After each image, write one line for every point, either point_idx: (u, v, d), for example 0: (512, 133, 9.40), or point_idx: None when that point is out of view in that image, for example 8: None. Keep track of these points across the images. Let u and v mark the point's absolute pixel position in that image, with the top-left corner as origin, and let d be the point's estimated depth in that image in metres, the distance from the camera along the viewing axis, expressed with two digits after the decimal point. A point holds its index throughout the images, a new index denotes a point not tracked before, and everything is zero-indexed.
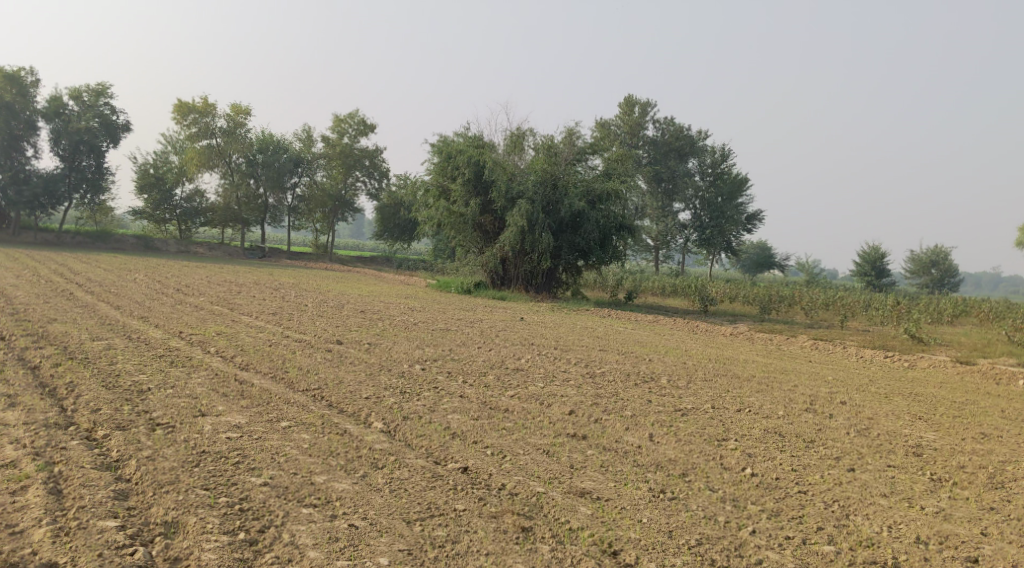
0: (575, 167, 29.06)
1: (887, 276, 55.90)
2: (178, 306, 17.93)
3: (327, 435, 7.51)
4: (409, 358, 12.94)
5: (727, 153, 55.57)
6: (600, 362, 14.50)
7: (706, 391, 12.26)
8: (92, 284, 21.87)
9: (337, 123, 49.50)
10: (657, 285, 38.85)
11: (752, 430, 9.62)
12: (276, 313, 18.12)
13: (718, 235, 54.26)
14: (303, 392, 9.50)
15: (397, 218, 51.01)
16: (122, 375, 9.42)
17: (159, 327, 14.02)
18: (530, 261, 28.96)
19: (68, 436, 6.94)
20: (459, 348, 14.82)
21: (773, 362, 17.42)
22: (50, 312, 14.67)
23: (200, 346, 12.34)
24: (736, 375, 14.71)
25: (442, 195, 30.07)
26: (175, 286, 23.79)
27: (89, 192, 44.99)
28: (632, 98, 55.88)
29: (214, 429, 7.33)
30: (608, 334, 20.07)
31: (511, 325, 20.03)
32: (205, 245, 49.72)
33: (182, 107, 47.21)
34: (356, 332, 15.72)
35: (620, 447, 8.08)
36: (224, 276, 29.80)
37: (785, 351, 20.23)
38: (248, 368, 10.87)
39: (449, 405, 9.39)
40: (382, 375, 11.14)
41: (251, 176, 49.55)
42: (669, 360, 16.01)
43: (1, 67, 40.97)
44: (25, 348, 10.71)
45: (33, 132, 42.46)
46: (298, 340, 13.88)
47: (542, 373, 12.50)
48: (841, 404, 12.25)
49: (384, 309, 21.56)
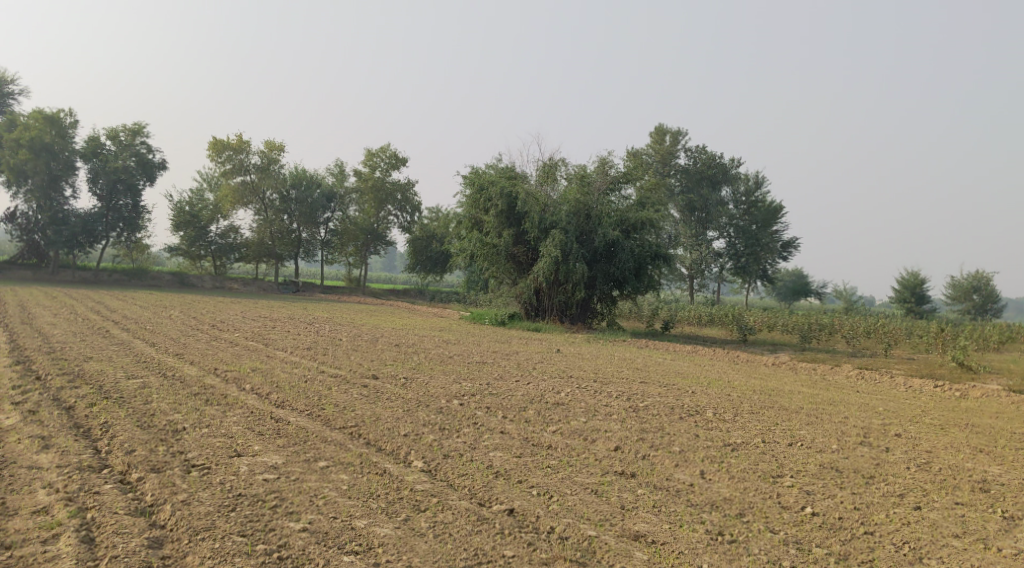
0: (609, 197, 28.81)
1: (927, 302, 54.56)
2: (212, 343, 17.90)
3: (367, 475, 7.25)
4: (447, 393, 12.66)
5: (761, 180, 55.01)
6: (642, 395, 14.07)
7: (755, 425, 11.77)
8: (129, 321, 22.01)
9: (369, 157, 49.94)
10: (693, 314, 38.28)
11: (808, 465, 9.16)
12: (311, 348, 17.99)
13: (753, 263, 53.70)
14: (340, 429, 9.26)
15: (429, 251, 51.07)
16: (157, 414, 9.27)
17: (194, 364, 13.93)
18: (565, 291, 28.67)
19: (102, 480, 6.76)
20: (497, 382, 14.51)
21: (820, 393, 16.82)
22: (87, 350, 14.67)
23: (235, 383, 12.19)
24: (784, 407, 14.17)
25: (474, 227, 29.98)
26: (210, 322, 23.87)
27: (126, 231, 45.74)
28: (663, 126, 55.67)
29: (250, 471, 7.10)
30: (647, 365, 19.61)
31: (547, 357, 19.66)
32: (239, 280, 50.21)
33: (217, 144, 48.00)
34: (392, 367, 15.49)
35: (672, 485, 7.68)
36: (258, 311, 29.91)
37: (830, 380, 19.58)
38: (284, 405, 10.68)
39: (490, 442, 9.07)
40: (420, 411, 10.88)
41: (285, 212, 50.17)
42: (713, 391, 15.52)
43: (41, 110, 42.06)
44: (60, 388, 10.63)
45: (72, 172, 43.41)
46: (333, 376, 13.70)
47: (584, 407, 12.13)
48: (897, 436, 11.69)
49: (419, 342, 21.37)
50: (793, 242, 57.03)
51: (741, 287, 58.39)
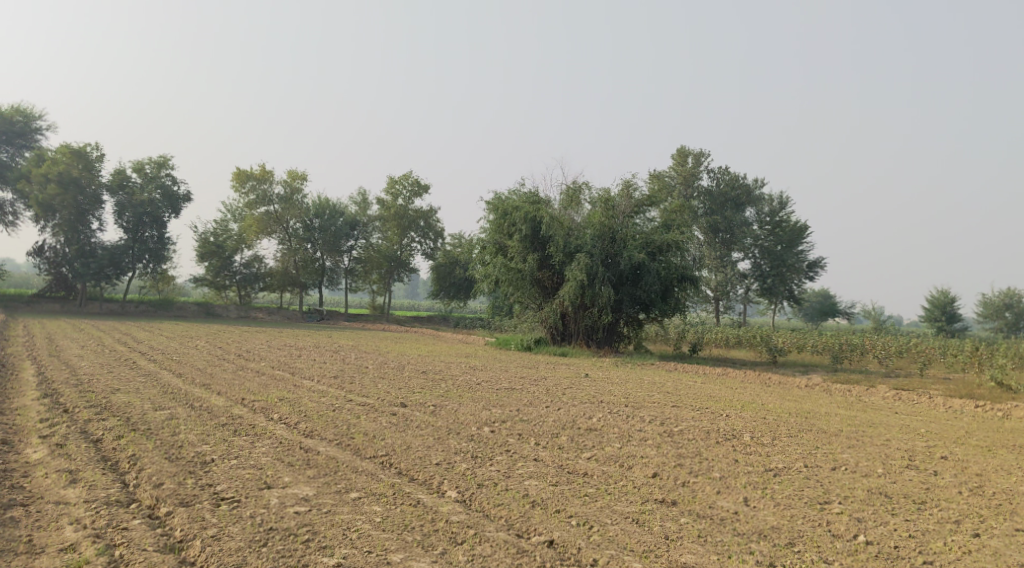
0: (633, 220, 28.60)
1: (958, 320, 53.48)
2: (239, 372, 17.82)
3: (400, 506, 7.02)
4: (477, 420, 12.43)
5: (785, 201, 54.53)
6: (676, 420, 13.72)
7: (795, 449, 11.39)
8: (156, 352, 22.06)
9: (392, 185, 50.20)
10: (721, 336, 37.74)
11: (855, 490, 8.77)
12: (337, 376, 17.85)
13: (779, 284, 53.19)
14: (371, 459, 9.06)
15: (452, 277, 51.02)
16: (185, 446, 9.14)
17: (221, 394, 13.83)
18: (590, 315, 28.42)
19: (131, 515, 6.60)
20: (527, 408, 14.25)
21: (859, 415, 16.33)
22: (114, 382, 14.63)
23: (263, 413, 12.07)
24: (823, 429, 13.75)
25: (498, 252, 29.89)
26: (236, 351, 23.88)
27: (152, 262, 46.16)
28: (685, 149, 55.48)
29: (281, 503, 6.92)
30: (677, 389, 19.23)
31: (576, 382, 19.35)
32: (264, 310, 50.47)
33: (242, 175, 48.51)
34: (420, 394, 15.28)
35: (716, 513, 7.37)
36: (284, 340, 29.94)
37: (867, 402, 19.07)
38: (313, 434, 10.53)
39: (524, 470, 8.82)
40: (450, 439, 10.65)
41: (309, 241, 50.52)
42: (747, 415, 15.13)
43: (68, 144, 42.79)
44: (88, 421, 10.54)
45: (99, 205, 44.03)
46: (361, 404, 13.52)
47: (617, 433, 11.84)
48: (945, 459, 11.23)
49: (445, 369, 21.17)
50: (820, 262, 56.44)
51: (767, 308, 57.65)
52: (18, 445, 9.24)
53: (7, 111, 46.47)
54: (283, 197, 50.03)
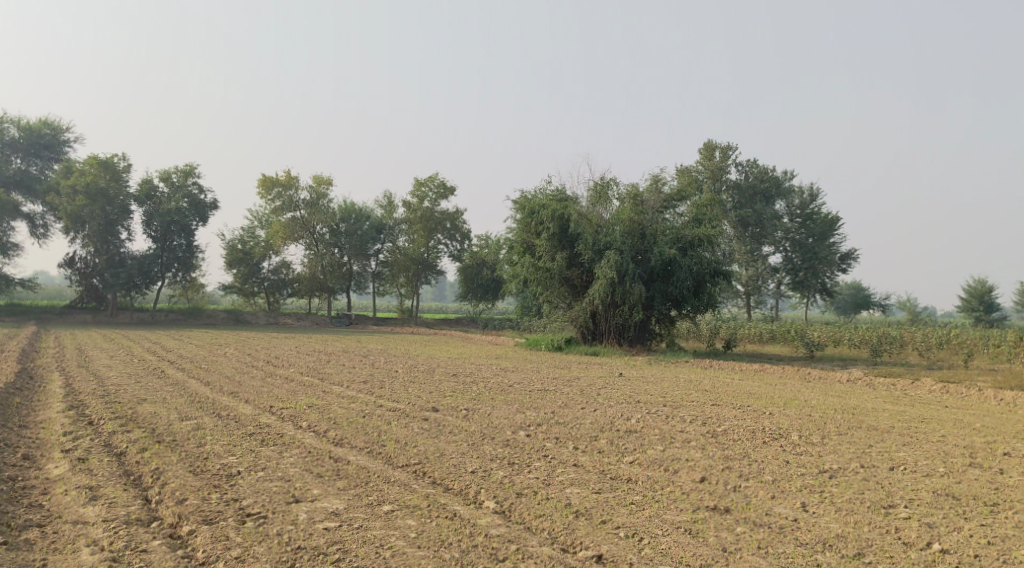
0: (663, 216, 28.00)
1: (998, 309, 51.96)
2: (267, 379, 17.57)
3: (435, 520, 6.60)
4: (512, 424, 11.97)
5: (816, 192, 53.47)
6: (718, 419, 13.15)
7: (848, 448, 10.78)
8: (185, 360, 21.96)
9: (417, 187, 49.99)
10: (754, 331, 36.95)
11: (921, 490, 8.15)
12: (367, 381, 17.51)
13: (812, 277, 52.15)
14: (403, 468, 8.65)
15: (479, 278, 50.65)
16: (210, 458, 8.80)
17: (249, 402, 13.52)
18: (621, 313, 27.85)
19: (152, 535, 6.25)
20: (562, 410, 13.75)
21: (909, 410, 15.63)
22: (141, 392, 14.41)
23: (291, 421, 11.73)
24: (874, 426, 13.10)
25: (526, 252, 29.47)
26: (264, 358, 23.70)
27: (181, 271, 46.35)
28: (711, 143, 54.62)
29: (310, 518, 6.54)
30: (716, 387, 18.62)
31: (610, 382, 18.82)
32: (293, 315, 50.54)
33: (268, 182, 48.58)
34: (451, 398, 14.86)
35: (774, 521, 6.84)
36: (313, 345, 29.79)
37: (914, 396, 18.31)
38: (342, 442, 10.16)
39: (565, 476, 8.36)
40: (485, 444, 10.21)
41: (336, 246, 50.47)
42: (792, 413, 14.51)
43: (96, 156, 43.09)
44: (113, 434, 10.26)
45: (127, 215, 44.31)
46: (391, 410, 13.13)
47: (659, 435, 11.31)
48: (1009, 455, 10.53)
49: (476, 371, 20.78)
50: (852, 253, 55.35)
51: (800, 302, 56.57)
52: (40, 460, 8.97)
53: (35, 124, 46.96)
54: (308, 202, 49.99)
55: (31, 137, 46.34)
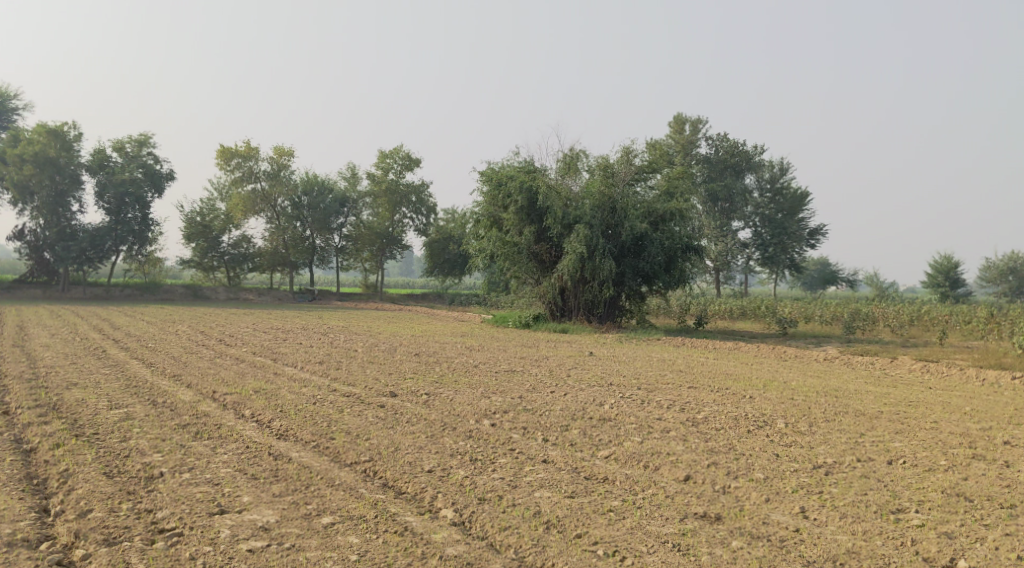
0: (634, 188, 27.01)
1: (963, 285, 52.08)
2: (216, 360, 16.36)
3: (383, 536, 5.70)
4: (476, 412, 11.01)
5: (785, 167, 53.03)
6: (698, 405, 12.35)
7: (839, 438, 10.03)
8: (130, 339, 20.60)
9: (382, 158, 48.54)
10: (725, 308, 36.34)
11: (930, 491, 7.43)
12: (324, 362, 16.45)
13: (781, 252, 51.74)
14: (350, 468, 7.66)
15: (446, 253, 49.59)
16: (131, 455, 7.64)
17: (191, 388, 12.37)
18: (591, 290, 27.00)
19: (36, 562, 5.26)
20: (531, 394, 12.84)
21: (892, 391, 14.98)
22: (73, 376, 13.14)
23: (234, 409, 10.62)
24: (860, 412, 12.38)
25: (494, 225, 28.41)
26: (218, 336, 22.40)
27: (136, 244, 44.51)
28: (681, 116, 53.79)
29: (235, 536, 5.59)
30: (690, 367, 17.85)
31: (581, 362, 17.96)
32: (255, 290, 49.00)
33: (226, 152, 46.77)
34: (412, 381, 13.85)
35: (773, 532, 6.07)
36: (272, 323, 28.53)
37: (893, 376, 17.71)
38: (288, 435, 9.11)
39: (534, 477, 7.47)
40: (445, 437, 9.25)
41: (298, 219, 49.00)
42: (773, 396, 13.75)
43: (44, 124, 40.93)
44: (27, 424, 9.07)
45: (79, 186, 42.31)
46: (347, 395, 12.09)
47: (635, 424, 10.44)
48: (1009, 445, 9.84)
49: (441, 350, 19.80)
50: (821, 229, 55.11)
51: (768, 278, 56.36)
52: None
53: None
54: (269, 173, 48.37)
55: None
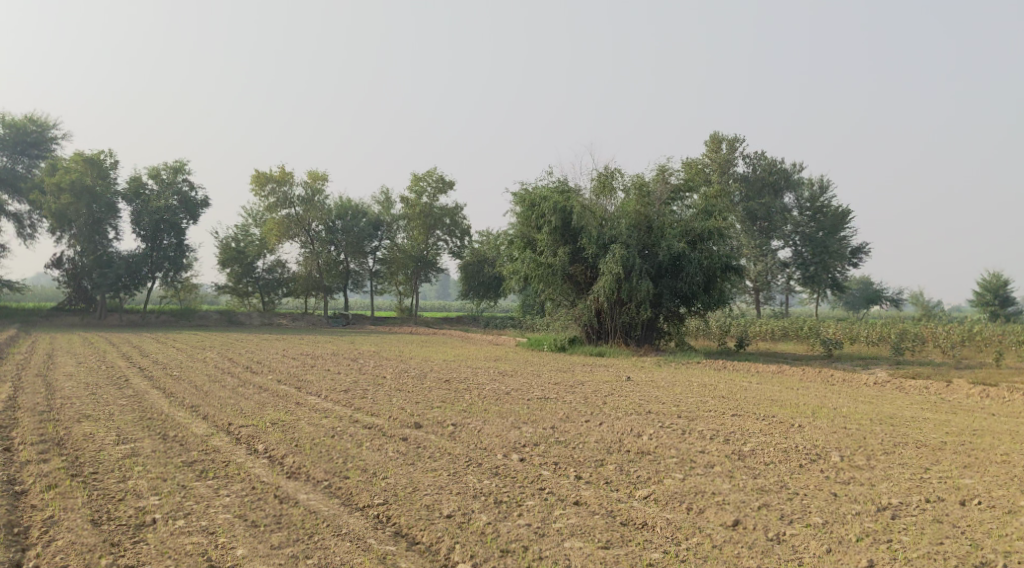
0: (670, 208, 26.19)
1: (1013, 304, 50.07)
2: (238, 389, 15.84)
3: None
4: (504, 445, 10.26)
5: (826, 184, 51.64)
6: (743, 435, 11.47)
7: (902, 474, 9.12)
8: (155, 367, 20.19)
9: (415, 181, 48.32)
10: (766, 329, 35.08)
11: (1015, 541, 6.61)
12: (349, 390, 15.81)
13: (823, 271, 50.20)
14: (362, 512, 7.00)
15: (481, 276, 49.05)
16: (125, 499, 7.05)
17: (206, 420, 11.79)
18: (628, 311, 26.20)
19: None
20: (563, 425, 12.05)
21: (952, 419, 13.90)
22: (87, 407, 12.66)
23: (246, 444, 10.01)
24: (921, 442, 11.36)
25: (527, 247, 27.75)
26: (245, 363, 21.96)
27: (171, 271, 44.70)
28: (718, 134, 52.81)
29: None
30: (733, 393, 16.85)
31: (617, 388, 17.08)
32: (288, 315, 48.96)
33: (261, 177, 46.81)
34: (438, 411, 13.14)
35: None
36: (301, 349, 28.03)
37: (950, 401, 16.56)
38: (299, 474, 8.45)
39: (564, 523, 6.74)
40: (468, 474, 8.51)
41: (331, 244, 48.99)
42: (824, 425, 12.78)
43: (81, 152, 41.31)
44: (24, 463, 8.55)
45: (115, 214, 42.63)
46: (368, 428, 11.42)
47: (675, 458, 9.61)
48: None
49: (471, 376, 19.14)
50: (864, 247, 53.44)
51: (810, 298, 54.74)
52: None
53: (21, 121, 45.07)
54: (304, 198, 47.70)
55: (16, 133, 44.58)
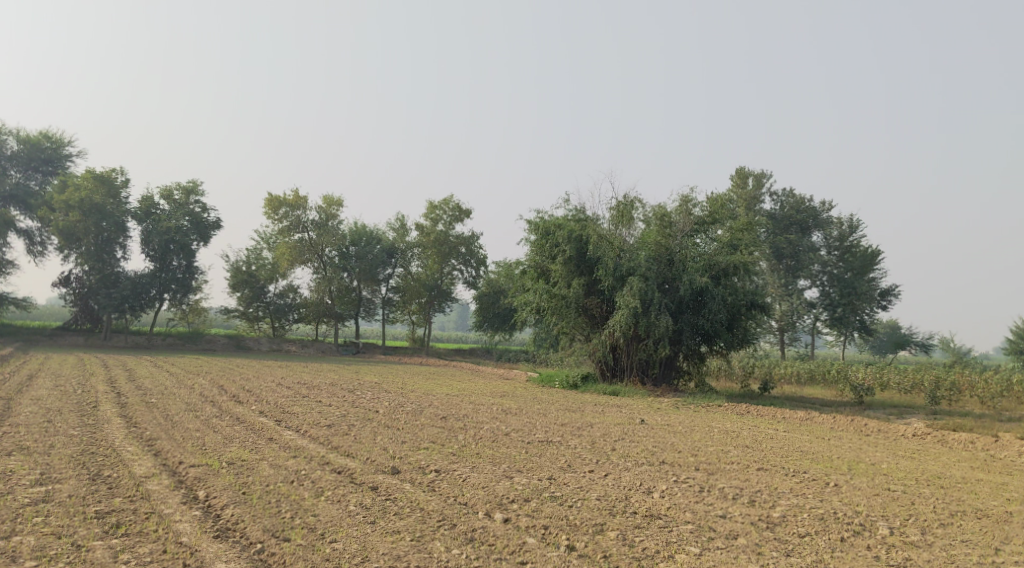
0: (693, 240, 24.48)
1: None
2: (211, 421, 14.33)
3: None
4: (487, 500, 8.68)
5: (856, 223, 49.81)
6: (770, 496, 9.79)
7: (967, 559, 7.53)
8: (133, 392, 18.78)
9: (431, 210, 47.15)
10: (792, 371, 33.20)
11: None
12: (332, 426, 14.26)
13: (851, 313, 47.99)
14: None
15: (497, 307, 47.65)
16: None
17: (157, 458, 10.35)
18: (646, 348, 24.66)
19: None
20: (563, 476, 10.46)
21: (1010, 482, 12.10)
22: (30, 438, 11.29)
23: (186, 489, 8.52)
24: (983, 513, 9.64)
25: (541, 277, 26.27)
26: (233, 391, 20.48)
27: (180, 293, 43.66)
28: (744, 169, 51.23)
29: None
30: (757, 442, 15.11)
31: (630, 432, 15.41)
32: (298, 342, 47.71)
33: (273, 202, 45.88)
34: (424, 454, 11.62)
35: None
36: (300, 377, 26.60)
37: (1003, 459, 14.69)
38: (230, 533, 6.98)
39: None
40: (436, 541, 7.03)
41: (344, 270, 47.91)
42: (864, 485, 11.05)
43: (93, 170, 40.58)
44: None
45: (124, 234, 41.80)
46: (337, 473, 9.92)
47: (691, 526, 7.99)
48: None
49: (472, 414, 17.51)
50: (892, 290, 51.26)
51: (836, 342, 52.44)
52: None
53: (36, 137, 44.64)
54: (317, 223, 47.20)
55: (31, 150, 44.18)
